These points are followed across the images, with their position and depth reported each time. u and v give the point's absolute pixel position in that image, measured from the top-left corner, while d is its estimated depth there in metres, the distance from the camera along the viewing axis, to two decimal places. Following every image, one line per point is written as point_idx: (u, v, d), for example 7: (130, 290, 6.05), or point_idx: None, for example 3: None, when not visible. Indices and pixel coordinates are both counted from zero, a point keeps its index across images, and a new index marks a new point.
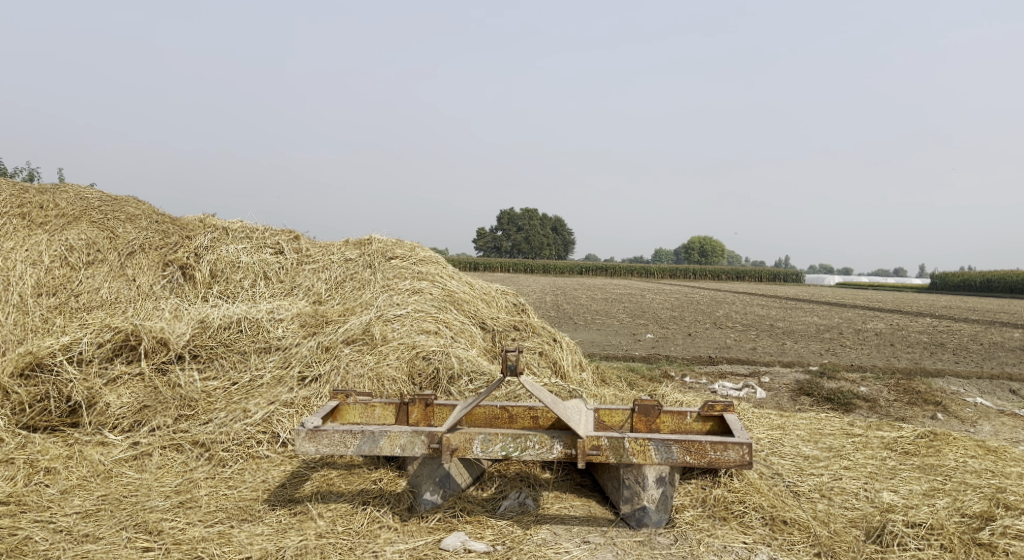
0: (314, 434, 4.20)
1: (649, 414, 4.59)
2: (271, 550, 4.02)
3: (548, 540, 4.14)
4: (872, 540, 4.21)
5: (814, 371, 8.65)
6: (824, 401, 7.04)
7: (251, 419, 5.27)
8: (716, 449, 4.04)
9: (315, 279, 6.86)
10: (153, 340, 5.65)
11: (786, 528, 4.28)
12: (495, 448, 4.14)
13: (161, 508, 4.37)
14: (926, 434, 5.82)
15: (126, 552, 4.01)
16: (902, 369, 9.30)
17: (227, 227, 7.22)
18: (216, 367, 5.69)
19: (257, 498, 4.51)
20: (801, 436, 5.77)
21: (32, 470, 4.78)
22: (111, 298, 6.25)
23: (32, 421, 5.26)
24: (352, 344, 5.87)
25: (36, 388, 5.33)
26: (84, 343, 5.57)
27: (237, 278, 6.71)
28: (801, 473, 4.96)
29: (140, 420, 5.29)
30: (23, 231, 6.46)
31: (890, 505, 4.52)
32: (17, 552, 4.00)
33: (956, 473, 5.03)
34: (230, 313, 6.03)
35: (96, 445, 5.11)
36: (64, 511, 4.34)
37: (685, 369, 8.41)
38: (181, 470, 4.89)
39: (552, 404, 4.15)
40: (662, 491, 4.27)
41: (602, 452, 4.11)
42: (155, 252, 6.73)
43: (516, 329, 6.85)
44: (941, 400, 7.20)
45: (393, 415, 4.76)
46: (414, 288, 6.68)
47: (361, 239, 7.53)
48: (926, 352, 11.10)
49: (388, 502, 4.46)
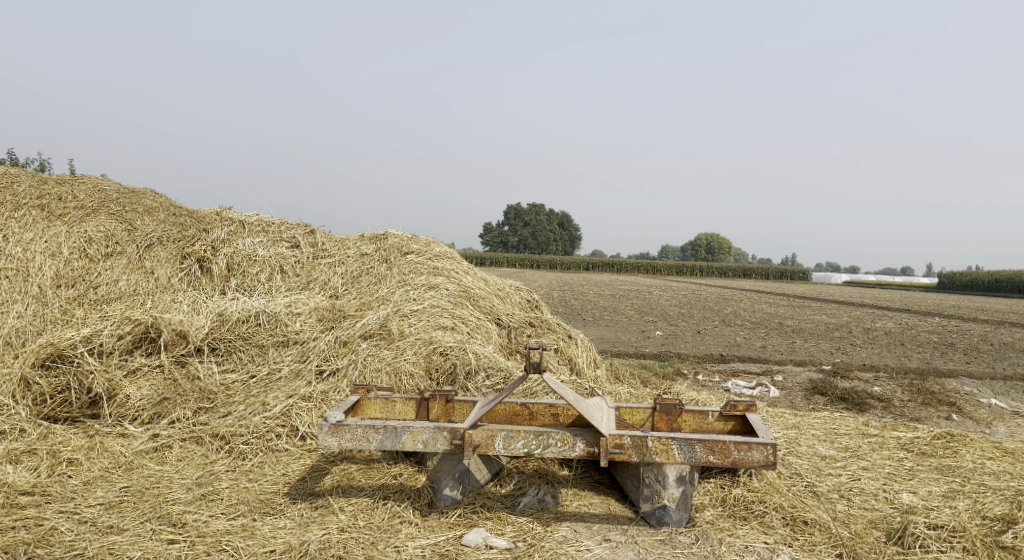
0: (337, 429, 4.21)
1: (670, 414, 4.62)
2: (295, 544, 4.03)
3: (569, 537, 4.15)
4: (894, 542, 4.21)
5: (827, 370, 8.66)
6: (838, 401, 7.05)
7: (270, 412, 5.29)
8: (740, 449, 4.04)
9: (331, 274, 6.87)
10: (173, 333, 5.68)
11: (807, 529, 4.28)
12: (517, 445, 4.15)
13: (184, 501, 4.40)
14: (943, 434, 5.81)
15: (151, 545, 4.03)
16: (914, 369, 9.29)
17: (244, 221, 7.24)
18: (234, 360, 5.72)
19: (278, 492, 4.53)
20: (817, 435, 5.78)
21: (55, 460, 4.82)
22: (129, 290, 6.28)
23: (53, 412, 5.30)
24: (370, 339, 5.89)
25: (58, 379, 5.37)
26: (105, 335, 5.59)
27: (253, 271, 6.73)
28: (820, 473, 4.97)
29: (160, 412, 5.32)
30: (42, 222, 6.48)
31: (910, 507, 4.53)
32: (44, 542, 4.03)
33: (974, 475, 5.03)
34: (249, 306, 6.06)
35: (117, 437, 5.14)
36: (88, 503, 4.37)
37: (697, 367, 8.41)
38: (202, 462, 4.91)
39: (575, 402, 4.16)
40: (682, 490, 4.28)
41: (624, 451, 4.12)
42: (173, 245, 6.74)
43: (532, 326, 6.86)
44: (956, 401, 7.19)
45: (413, 411, 4.78)
46: (430, 283, 6.68)
47: (377, 234, 7.54)
48: (937, 352, 11.05)
49: (408, 498, 4.48)
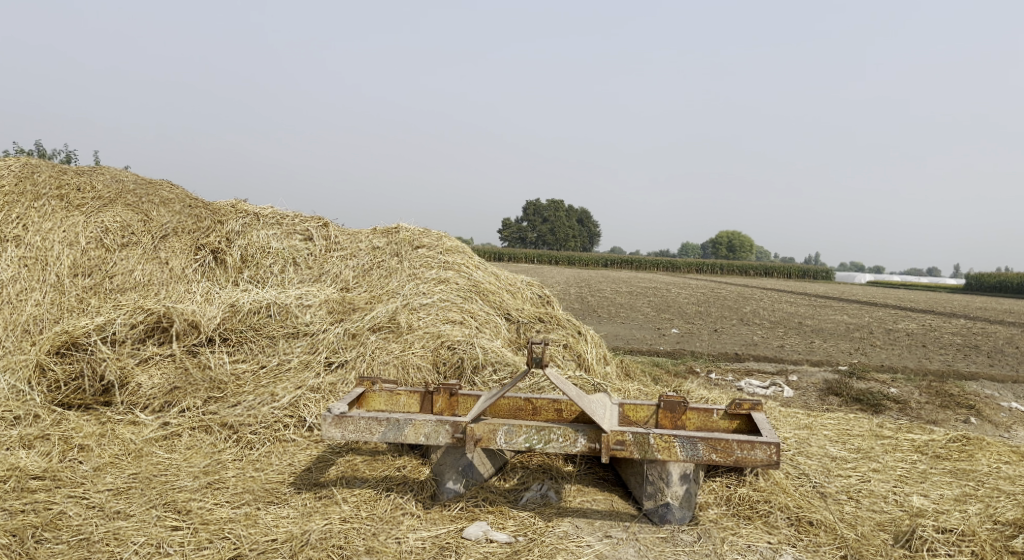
0: (340, 420, 4.23)
1: (674, 410, 4.54)
2: (296, 533, 4.06)
3: (570, 533, 4.14)
4: (900, 544, 4.15)
5: (844, 371, 8.54)
6: (852, 402, 6.96)
7: (279, 403, 5.33)
8: (743, 447, 4.01)
9: (343, 266, 6.91)
10: (185, 323, 5.73)
11: (812, 530, 4.24)
12: (519, 440, 4.16)
13: (190, 489, 4.44)
14: (959, 438, 5.71)
15: (155, 531, 4.07)
16: (935, 371, 9.13)
17: (259, 213, 7.28)
18: (245, 350, 5.77)
19: (283, 482, 4.57)
20: (829, 436, 5.70)
21: (66, 446, 4.89)
22: (144, 280, 6.34)
23: (67, 399, 5.37)
24: (378, 332, 5.92)
25: (72, 367, 5.44)
26: (118, 324, 5.65)
27: (266, 263, 6.78)
28: (828, 474, 4.91)
29: (170, 400, 5.36)
30: (60, 212, 6.56)
31: (920, 510, 4.46)
32: (52, 526, 4.09)
33: (989, 479, 4.94)
34: (260, 298, 6.10)
35: (128, 425, 5.20)
36: (97, 488, 4.43)
37: (710, 366, 8.34)
38: (210, 451, 4.96)
39: (577, 398, 4.14)
40: (685, 488, 4.24)
41: (626, 448, 4.08)
42: (187, 236, 6.79)
43: (542, 321, 6.84)
44: (974, 404, 7.06)
45: (417, 404, 4.79)
46: (440, 277, 6.68)
47: (389, 227, 7.56)
48: (959, 354, 10.88)
49: (411, 490, 4.49)
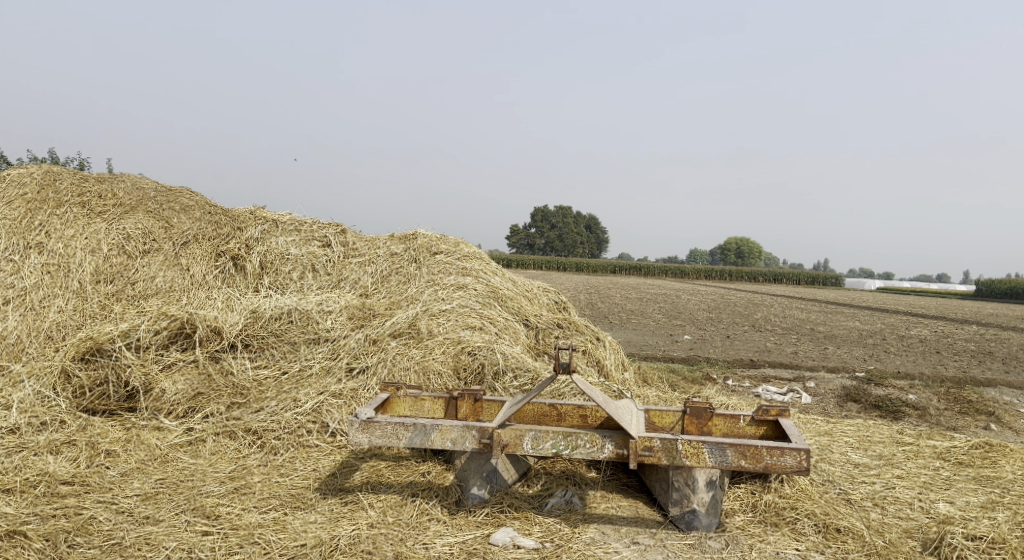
0: (367, 425, 4.25)
1: (700, 417, 4.59)
2: (325, 539, 4.07)
3: (597, 539, 4.15)
4: (930, 551, 4.13)
5: (861, 378, 8.51)
6: (871, 408, 6.95)
7: (302, 409, 5.35)
8: (772, 454, 4.00)
9: (362, 273, 6.96)
10: (207, 329, 5.77)
11: (839, 536, 4.24)
12: (546, 446, 4.15)
13: (217, 494, 4.46)
14: (982, 444, 5.69)
15: (186, 536, 4.10)
16: (952, 377, 9.11)
17: (278, 220, 7.32)
18: (267, 357, 5.80)
19: (309, 487, 4.59)
20: (851, 442, 5.70)
21: (93, 452, 4.91)
22: (165, 286, 6.38)
23: (92, 405, 5.39)
24: (399, 338, 5.94)
25: (97, 373, 5.47)
26: (142, 330, 5.68)
27: (286, 270, 6.82)
28: (853, 481, 4.90)
29: (194, 406, 5.39)
30: (83, 219, 6.61)
31: (947, 517, 4.45)
32: (84, 531, 4.12)
33: (1015, 486, 4.92)
34: (282, 304, 6.13)
35: (153, 430, 5.22)
36: (126, 494, 4.46)
37: (726, 372, 8.34)
38: (234, 456, 4.98)
39: (605, 403, 4.14)
40: (712, 494, 4.24)
41: (654, 453, 4.09)
42: (208, 242, 6.83)
43: (560, 327, 6.85)
44: (994, 410, 7.04)
45: (441, 410, 4.81)
46: (459, 283, 6.70)
47: (406, 233, 7.58)
48: (973, 360, 10.82)
49: (436, 496, 4.51)
